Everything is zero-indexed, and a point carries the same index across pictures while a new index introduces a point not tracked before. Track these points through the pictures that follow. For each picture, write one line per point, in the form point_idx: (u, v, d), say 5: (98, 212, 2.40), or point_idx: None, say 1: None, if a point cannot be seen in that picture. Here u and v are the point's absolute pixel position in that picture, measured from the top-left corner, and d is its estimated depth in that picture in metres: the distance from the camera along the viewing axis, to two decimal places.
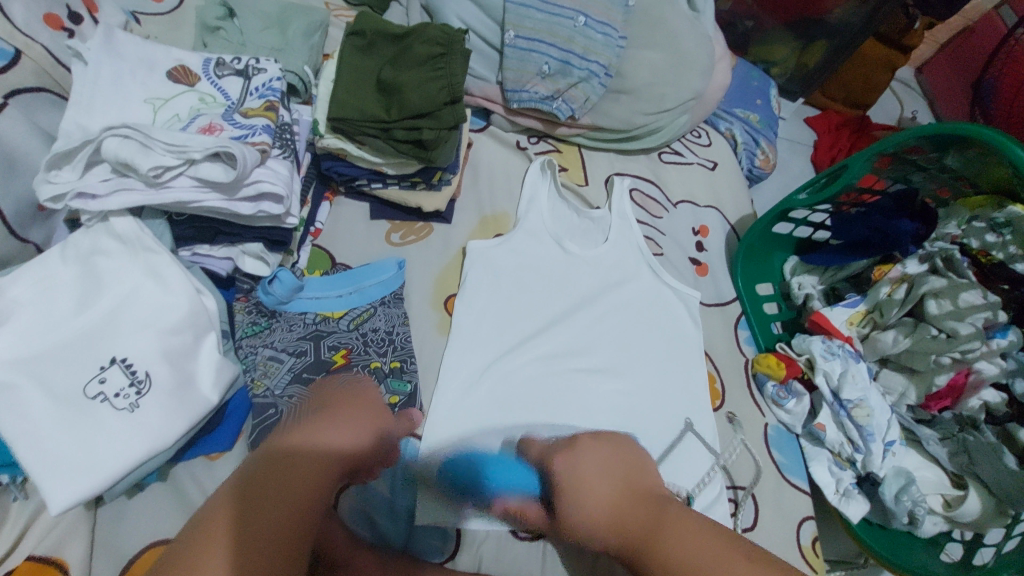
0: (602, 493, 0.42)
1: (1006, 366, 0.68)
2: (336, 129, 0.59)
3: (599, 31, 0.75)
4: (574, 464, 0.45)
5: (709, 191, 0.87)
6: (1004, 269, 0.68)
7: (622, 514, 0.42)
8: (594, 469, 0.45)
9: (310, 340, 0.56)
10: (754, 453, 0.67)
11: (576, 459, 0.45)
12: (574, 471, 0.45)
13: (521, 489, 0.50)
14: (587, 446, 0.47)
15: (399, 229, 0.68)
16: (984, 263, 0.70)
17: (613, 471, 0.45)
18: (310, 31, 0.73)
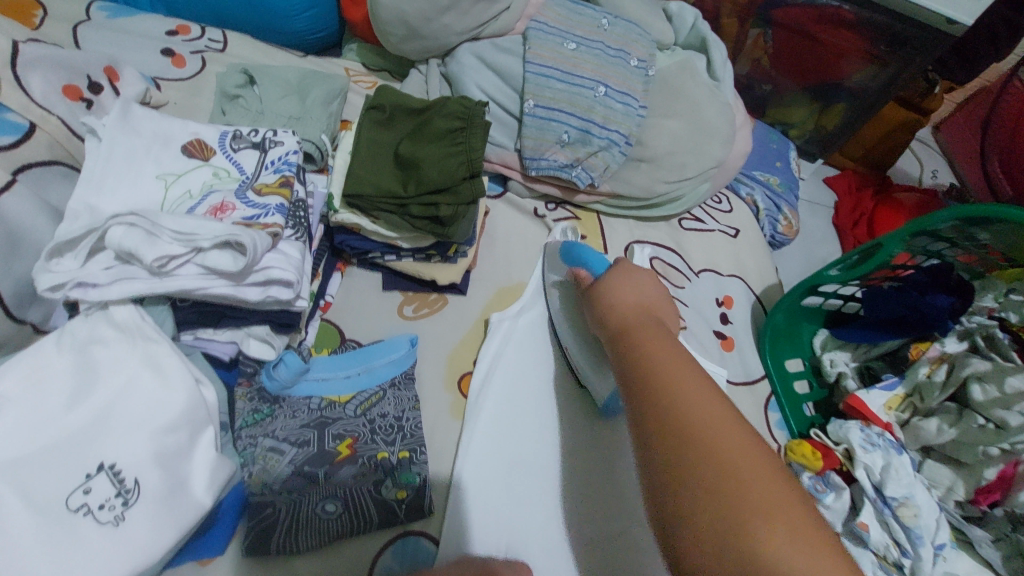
0: (626, 299, 0.51)
1: None
2: (351, 205, 0.57)
3: (619, 101, 0.75)
4: (613, 284, 0.53)
5: (732, 259, 0.84)
6: None
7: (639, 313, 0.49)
8: (629, 289, 0.52)
9: (314, 428, 0.52)
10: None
11: (630, 279, 0.53)
12: (617, 276, 0.54)
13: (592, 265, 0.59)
14: (631, 274, 0.54)
15: (412, 302, 0.66)
16: None
17: (641, 297, 0.51)
18: (330, 99, 0.73)
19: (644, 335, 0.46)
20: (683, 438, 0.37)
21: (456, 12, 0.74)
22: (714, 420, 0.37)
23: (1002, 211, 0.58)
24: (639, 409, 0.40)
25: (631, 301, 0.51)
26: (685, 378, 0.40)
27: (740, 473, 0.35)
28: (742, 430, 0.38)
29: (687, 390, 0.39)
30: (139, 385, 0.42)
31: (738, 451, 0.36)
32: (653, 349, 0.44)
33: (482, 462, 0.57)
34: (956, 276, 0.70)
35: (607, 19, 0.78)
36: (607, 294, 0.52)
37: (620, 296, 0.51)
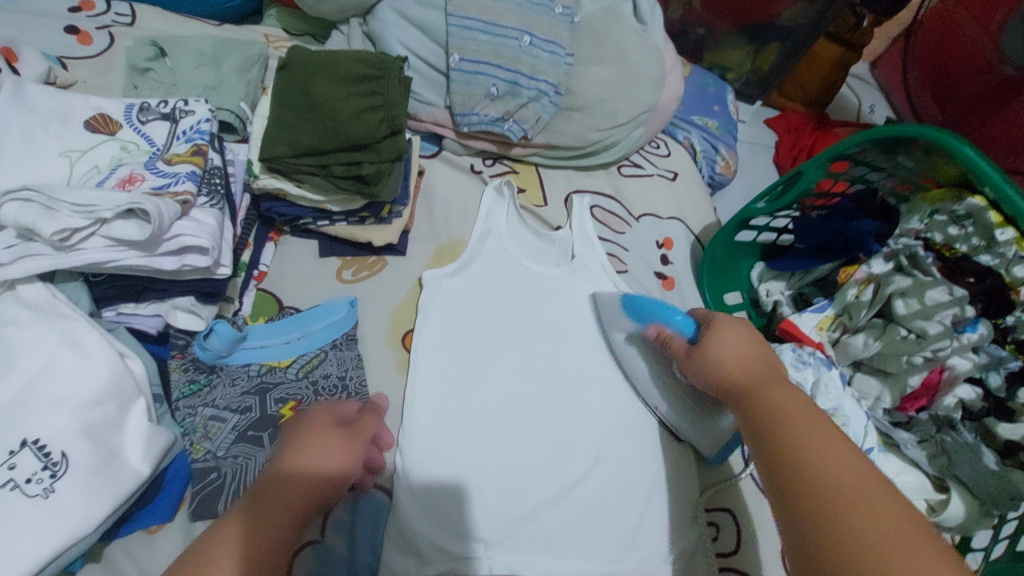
0: (730, 350, 0.48)
1: (978, 359, 0.68)
2: (272, 169, 0.56)
3: (546, 49, 0.74)
4: (715, 341, 0.49)
5: (671, 202, 0.86)
6: (969, 262, 0.67)
7: (744, 367, 0.47)
8: (733, 343, 0.49)
9: (255, 394, 0.52)
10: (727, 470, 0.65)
11: (714, 342, 0.49)
12: (717, 333, 0.50)
13: (677, 325, 0.55)
14: (731, 325, 0.50)
15: (351, 266, 0.66)
16: (948, 257, 0.69)
17: (748, 347, 0.49)
18: (247, 66, 0.71)
19: (759, 373, 0.46)
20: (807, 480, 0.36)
21: None
22: (815, 434, 0.38)
23: (915, 133, 0.61)
24: (775, 475, 0.37)
25: (737, 347, 0.48)
26: (792, 399, 0.42)
27: (871, 503, 0.34)
28: (856, 455, 0.37)
29: (791, 407, 0.41)
30: (58, 362, 0.41)
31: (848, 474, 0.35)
32: (759, 379, 0.45)
33: (430, 414, 0.60)
34: (881, 200, 0.75)
35: None
36: (721, 360, 0.48)
37: (728, 365, 0.47)
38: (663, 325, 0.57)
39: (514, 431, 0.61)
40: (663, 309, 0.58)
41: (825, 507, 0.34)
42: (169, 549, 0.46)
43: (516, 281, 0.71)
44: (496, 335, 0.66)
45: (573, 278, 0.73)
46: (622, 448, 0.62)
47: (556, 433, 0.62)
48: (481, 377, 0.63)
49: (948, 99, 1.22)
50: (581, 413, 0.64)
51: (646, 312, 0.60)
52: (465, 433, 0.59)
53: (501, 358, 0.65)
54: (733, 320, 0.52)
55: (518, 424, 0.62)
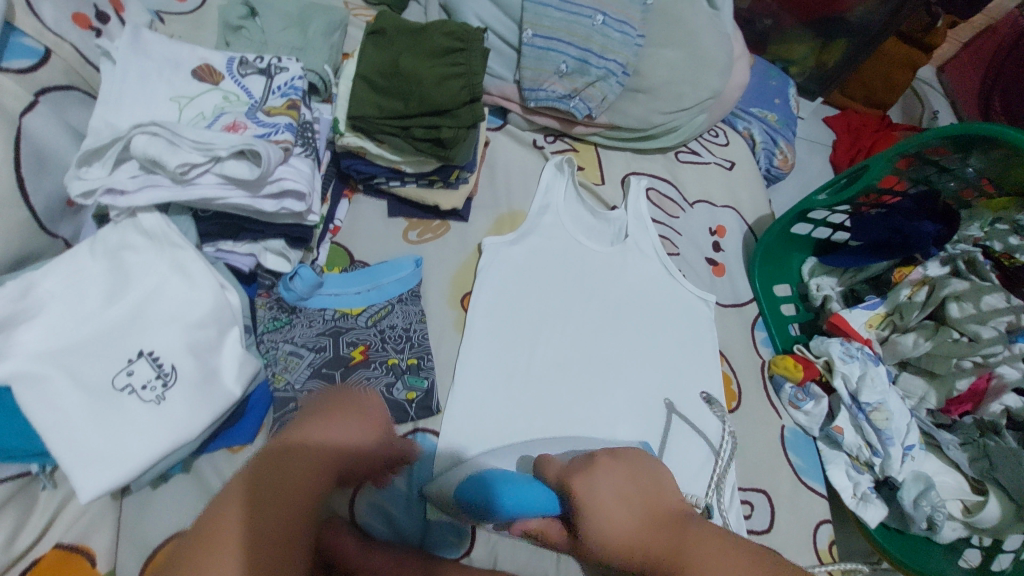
0: (619, 517, 0.35)
1: None
2: (356, 127, 0.60)
3: (617, 30, 0.75)
4: (592, 492, 0.37)
5: (726, 191, 0.87)
6: None
7: (646, 532, 0.35)
8: (613, 505, 0.36)
9: (329, 335, 0.57)
10: (764, 453, 0.67)
11: (593, 481, 0.37)
12: (587, 505, 0.36)
13: (541, 509, 0.39)
14: (594, 479, 0.37)
15: (416, 227, 0.69)
16: (1007, 265, 0.68)
17: (631, 491, 0.37)
18: (330, 30, 0.74)
19: (665, 537, 0.35)
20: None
21: None
22: (713, 558, 0.34)
23: (995, 129, 0.59)
24: None
25: (626, 506, 0.36)
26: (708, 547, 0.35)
27: None
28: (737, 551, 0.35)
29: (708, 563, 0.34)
30: (169, 285, 0.46)
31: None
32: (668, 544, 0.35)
33: (482, 374, 0.62)
34: (944, 203, 0.72)
35: None
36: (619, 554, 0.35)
37: (618, 536, 0.35)
38: (525, 518, 0.39)
39: (558, 398, 0.64)
40: (522, 490, 0.39)
41: None
42: None
43: (571, 256, 0.73)
44: (547, 306, 0.69)
45: (626, 257, 0.75)
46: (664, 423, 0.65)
47: (600, 404, 0.64)
48: (533, 342, 0.66)
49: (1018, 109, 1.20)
50: (626, 387, 0.66)
51: (497, 498, 0.40)
52: (513, 392, 0.62)
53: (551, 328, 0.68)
54: (622, 469, 0.38)
55: (561, 391, 0.64)
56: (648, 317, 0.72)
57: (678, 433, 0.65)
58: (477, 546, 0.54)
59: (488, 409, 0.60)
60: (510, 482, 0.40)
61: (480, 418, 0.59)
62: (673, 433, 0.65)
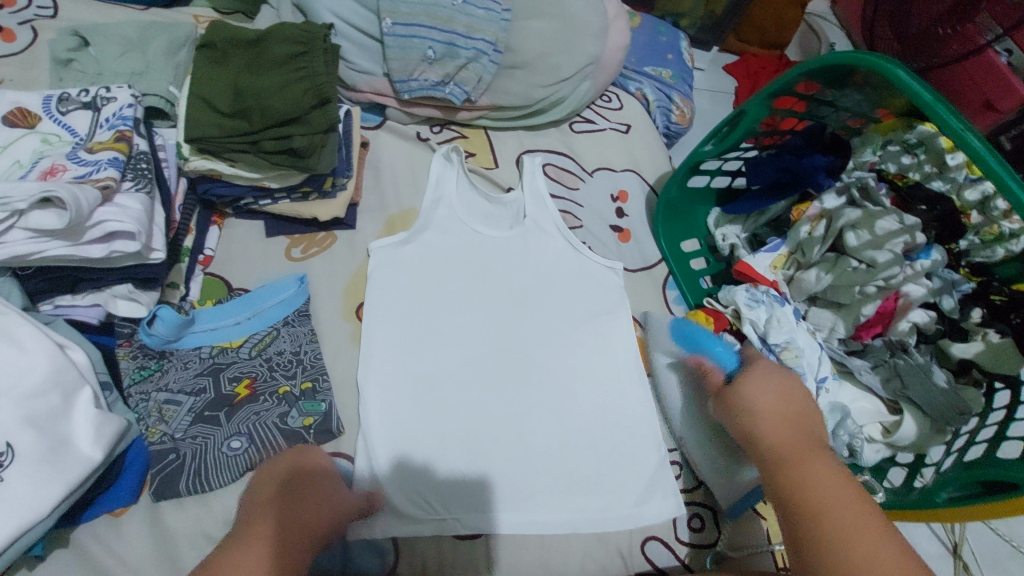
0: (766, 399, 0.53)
1: (932, 285, 0.72)
2: (201, 150, 0.55)
3: (480, 6, 0.73)
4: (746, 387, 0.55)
5: (625, 154, 0.86)
6: (919, 190, 0.70)
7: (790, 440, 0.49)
8: (763, 391, 0.54)
9: (208, 375, 0.53)
10: None
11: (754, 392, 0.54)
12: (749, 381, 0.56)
13: (718, 357, 0.63)
14: (768, 373, 0.56)
15: (300, 243, 0.65)
16: (900, 186, 0.72)
17: (790, 401, 0.53)
18: (174, 49, 0.68)
19: (792, 448, 0.48)
20: (803, 509, 0.44)
21: None
22: (824, 478, 0.45)
23: (856, 56, 0.59)
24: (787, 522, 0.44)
25: (785, 427, 0.51)
26: (823, 474, 0.46)
27: (836, 505, 0.43)
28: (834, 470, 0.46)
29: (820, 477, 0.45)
30: None
31: (844, 497, 0.44)
32: (800, 450, 0.49)
33: (385, 384, 0.60)
34: (829, 135, 0.75)
35: None
36: (752, 419, 0.53)
37: (761, 414, 0.53)
38: (707, 358, 0.64)
39: (471, 392, 0.62)
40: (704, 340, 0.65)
41: (812, 522, 0.43)
42: (137, 530, 0.47)
43: (469, 247, 0.71)
44: (450, 305, 0.67)
45: (526, 239, 0.73)
46: (584, 401, 0.65)
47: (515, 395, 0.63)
48: (433, 342, 0.64)
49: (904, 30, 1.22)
50: (542, 372, 0.65)
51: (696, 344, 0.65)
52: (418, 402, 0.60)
53: (451, 327, 0.66)
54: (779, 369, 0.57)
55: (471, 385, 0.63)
56: (557, 296, 0.71)
57: (597, 407, 0.65)
58: (401, 559, 0.53)
59: (398, 418, 0.58)
60: (701, 336, 0.66)
61: (389, 428, 0.58)
62: (593, 407, 0.64)
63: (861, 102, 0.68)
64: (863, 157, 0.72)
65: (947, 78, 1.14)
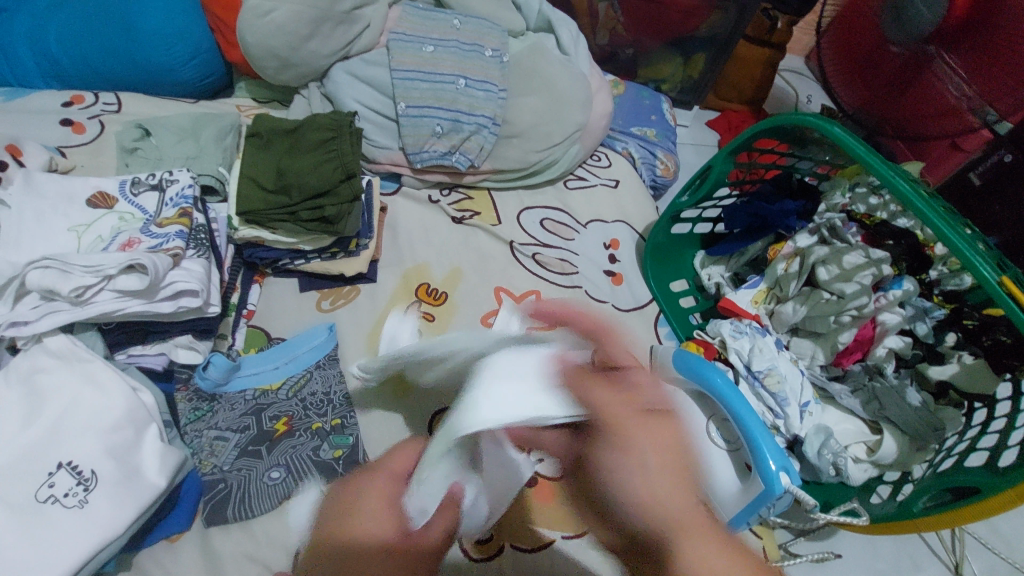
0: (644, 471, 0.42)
1: (905, 313, 0.76)
2: (248, 220, 0.66)
3: (480, 89, 0.85)
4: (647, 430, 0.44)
5: (615, 207, 0.95)
6: (887, 227, 0.79)
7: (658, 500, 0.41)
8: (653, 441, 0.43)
9: (252, 414, 0.61)
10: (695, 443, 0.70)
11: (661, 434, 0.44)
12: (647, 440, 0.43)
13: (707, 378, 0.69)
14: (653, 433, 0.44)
15: (328, 297, 0.74)
16: (870, 225, 0.80)
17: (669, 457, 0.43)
18: (222, 135, 0.80)
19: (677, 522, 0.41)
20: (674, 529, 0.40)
21: (319, 38, 0.83)
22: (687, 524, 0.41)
23: (796, 117, 0.69)
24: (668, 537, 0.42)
25: (673, 475, 0.42)
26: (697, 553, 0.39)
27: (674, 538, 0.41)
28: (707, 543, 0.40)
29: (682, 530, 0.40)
30: (81, 399, 0.50)
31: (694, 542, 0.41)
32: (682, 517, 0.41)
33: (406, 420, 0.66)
34: (796, 180, 0.86)
35: (458, 19, 0.90)
36: (616, 485, 0.42)
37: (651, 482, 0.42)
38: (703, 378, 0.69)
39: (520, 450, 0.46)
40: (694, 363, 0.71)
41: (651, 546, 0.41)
42: (191, 553, 0.54)
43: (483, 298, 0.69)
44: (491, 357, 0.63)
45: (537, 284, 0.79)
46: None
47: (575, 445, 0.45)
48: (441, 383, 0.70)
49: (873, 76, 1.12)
50: None
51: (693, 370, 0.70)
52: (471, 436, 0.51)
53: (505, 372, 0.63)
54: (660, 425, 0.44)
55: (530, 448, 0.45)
56: None
57: None
58: None
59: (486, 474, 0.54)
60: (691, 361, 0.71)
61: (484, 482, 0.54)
62: None
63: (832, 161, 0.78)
64: (833, 199, 0.85)
65: (930, 125, 1.07)
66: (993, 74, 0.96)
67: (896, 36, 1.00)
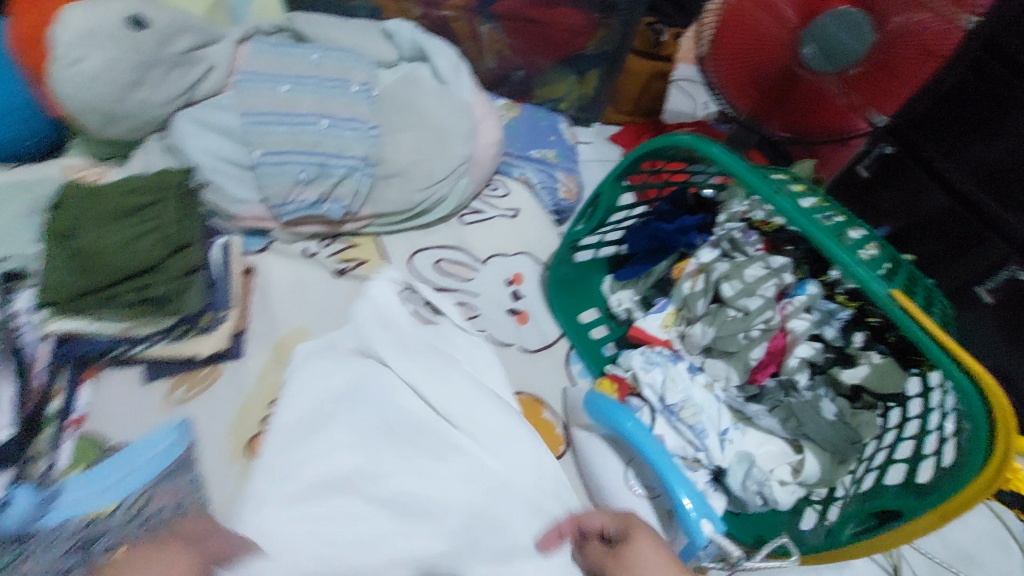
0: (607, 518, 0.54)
1: (813, 318, 0.76)
2: (56, 311, 0.56)
3: (347, 128, 0.77)
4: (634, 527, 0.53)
5: (515, 239, 0.90)
6: (784, 233, 0.80)
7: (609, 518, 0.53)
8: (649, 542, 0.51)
9: (75, 551, 0.49)
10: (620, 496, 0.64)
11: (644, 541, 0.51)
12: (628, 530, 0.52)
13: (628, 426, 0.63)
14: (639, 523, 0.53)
15: (183, 383, 0.63)
16: (769, 231, 0.82)
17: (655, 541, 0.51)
18: (36, 206, 0.67)
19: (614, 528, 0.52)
20: None
21: (151, 83, 0.72)
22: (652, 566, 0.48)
23: (671, 140, 0.67)
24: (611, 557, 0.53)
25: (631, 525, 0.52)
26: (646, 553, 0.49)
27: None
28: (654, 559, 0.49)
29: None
30: None
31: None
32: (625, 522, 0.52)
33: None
34: (692, 197, 0.86)
35: (318, 54, 0.81)
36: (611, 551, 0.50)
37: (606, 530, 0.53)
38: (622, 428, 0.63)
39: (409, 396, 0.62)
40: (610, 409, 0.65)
41: None
42: None
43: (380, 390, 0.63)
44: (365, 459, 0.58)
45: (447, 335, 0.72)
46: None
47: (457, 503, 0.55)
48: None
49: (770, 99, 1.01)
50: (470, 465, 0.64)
51: (608, 416, 0.64)
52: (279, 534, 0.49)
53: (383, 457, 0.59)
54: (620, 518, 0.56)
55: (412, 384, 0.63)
56: None
57: None
58: None
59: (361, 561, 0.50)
60: (609, 406, 0.65)
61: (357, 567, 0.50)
62: None
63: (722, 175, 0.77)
64: (732, 208, 0.83)
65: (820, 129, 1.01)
66: (886, 81, 0.88)
67: (820, 69, 0.89)
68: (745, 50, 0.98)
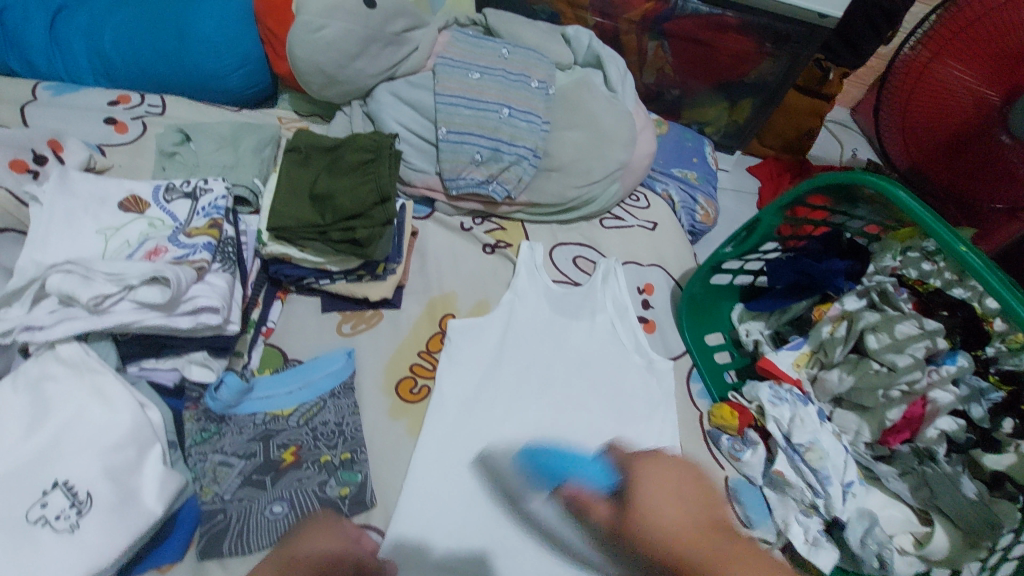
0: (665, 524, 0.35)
1: (959, 392, 0.69)
2: (278, 236, 0.65)
3: (523, 119, 0.83)
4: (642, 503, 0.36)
5: (651, 249, 0.92)
6: (941, 296, 0.73)
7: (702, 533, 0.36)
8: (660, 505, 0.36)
9: (259, 440, 0.58)
10: None
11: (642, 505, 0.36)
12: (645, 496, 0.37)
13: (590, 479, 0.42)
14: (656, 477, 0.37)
15: (350, 319, 0.72)
16: (922, 291, 0.75)
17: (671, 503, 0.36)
18: (261, 147, 0.79)
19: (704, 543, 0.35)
20: None
21: (367, 57, 0.82)
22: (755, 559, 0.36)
23: (855, 176, 0.65)
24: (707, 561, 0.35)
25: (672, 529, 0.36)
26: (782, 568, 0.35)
27: None
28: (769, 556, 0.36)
29: None
30: (87, 412, 0.48)
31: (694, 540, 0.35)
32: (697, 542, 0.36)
33: (422, 479, 0.61)
34: (847, 240, 0.80)
35: (507, 49, 0.88)
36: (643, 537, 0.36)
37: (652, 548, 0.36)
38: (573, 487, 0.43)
39: (552, 390, 0.73)
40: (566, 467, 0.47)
41: None
42: None
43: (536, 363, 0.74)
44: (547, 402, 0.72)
45: (574, 325, 0.79)
46: None
47: None
48: (456, 430, 0.66)
49: (952, 159, 0.92)
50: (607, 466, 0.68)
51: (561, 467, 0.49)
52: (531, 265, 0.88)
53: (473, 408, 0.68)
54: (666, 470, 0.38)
55: (560, 382, 0.74)
56: (587, 381, 0.75)
57: None
58: None
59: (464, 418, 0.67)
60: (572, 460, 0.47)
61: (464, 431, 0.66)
62: None
63: (879, 220, 0.74)
64: (883, 262, 0.78)
65: (994, 190, 0.91)
66: None
67: None
68: (926, 124, 0.92)
